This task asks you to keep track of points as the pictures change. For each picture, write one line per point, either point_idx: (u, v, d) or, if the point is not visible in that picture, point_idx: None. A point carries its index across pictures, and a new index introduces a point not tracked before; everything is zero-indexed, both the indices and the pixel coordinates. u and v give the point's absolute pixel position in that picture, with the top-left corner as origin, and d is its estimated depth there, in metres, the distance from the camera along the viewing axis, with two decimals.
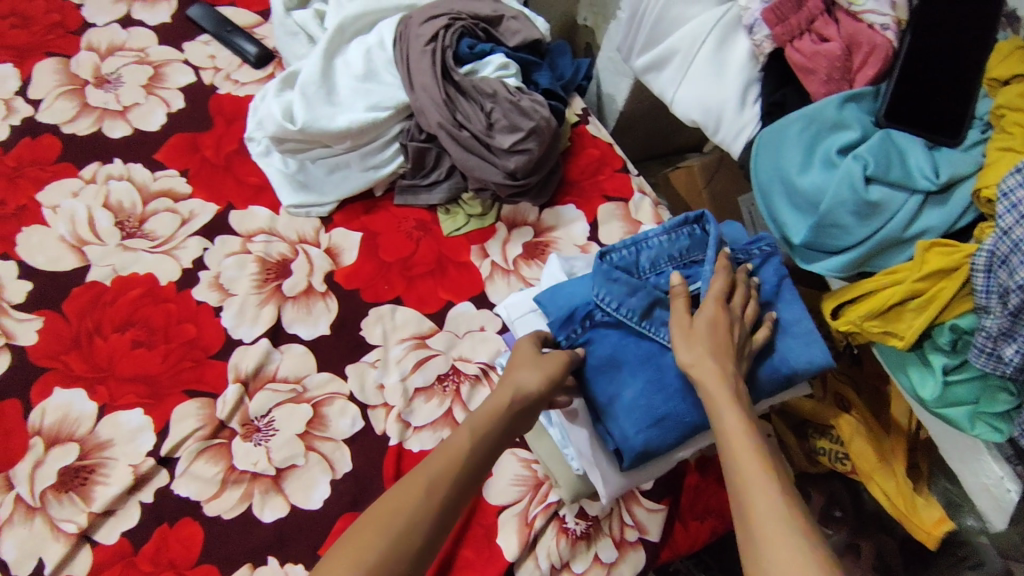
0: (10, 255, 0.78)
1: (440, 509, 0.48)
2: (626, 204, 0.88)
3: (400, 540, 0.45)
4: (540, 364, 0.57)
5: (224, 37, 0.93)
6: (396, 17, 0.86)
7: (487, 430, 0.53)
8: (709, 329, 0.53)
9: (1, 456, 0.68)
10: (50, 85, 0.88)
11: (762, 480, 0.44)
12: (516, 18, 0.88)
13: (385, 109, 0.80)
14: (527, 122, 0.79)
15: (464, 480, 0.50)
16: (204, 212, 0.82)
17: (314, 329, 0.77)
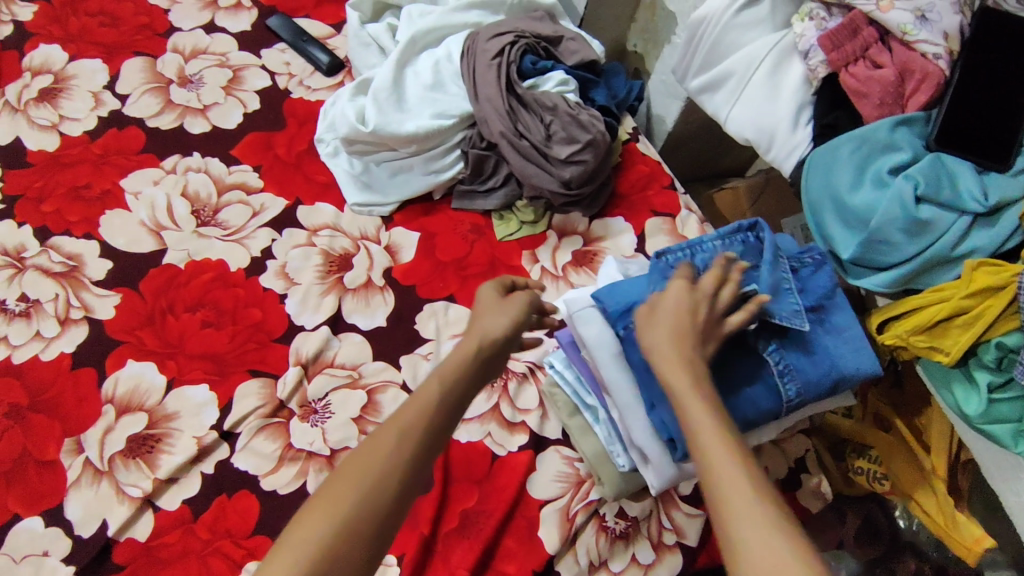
0: (93, 235, 0.83)
1: (416, 453, 0.49)
2: (674, 219, 0.91)
3: (377, 488, 0.46)
4: (504, 308, 0.60)
5: (300, 46, 0.98)
6: (465, 34, 0.91)
7: (457, 368, 0.54)
8: (670, 313, 0.52)
9: (74, 420, 0.72)
10: (137, 82, 0.94)
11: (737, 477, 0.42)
12: (576, 39, 0.93)
13: (450, 117, 0.85)
14: (584, 134, 0.82)
15: (439, 421, 0.51)
16: (274, 205, 0.86)
17: (372, 320, 0.81)
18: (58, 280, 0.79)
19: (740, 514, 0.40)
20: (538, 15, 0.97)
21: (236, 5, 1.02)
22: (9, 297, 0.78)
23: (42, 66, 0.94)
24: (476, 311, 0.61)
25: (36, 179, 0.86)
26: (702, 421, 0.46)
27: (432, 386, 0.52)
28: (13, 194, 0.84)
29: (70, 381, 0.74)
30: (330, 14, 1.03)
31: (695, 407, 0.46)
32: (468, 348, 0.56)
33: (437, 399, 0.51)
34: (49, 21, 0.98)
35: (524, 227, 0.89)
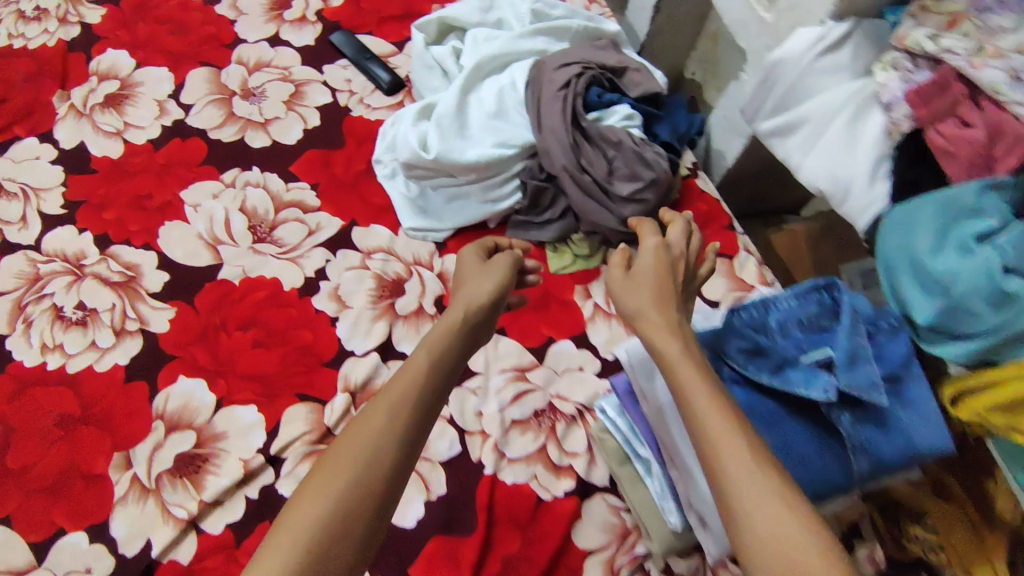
0: (152, 246, 0.83)
1: (406, 434, 0.48)
2: (731, 261, 0.89)
3: (366, 472, 0.44)
4: (488, 275, 0.63)
5: (362, 64, 0.98)
6: (531, 62, 0.89)
7: (440, 348, 0.55)
8: (650, 270, 0.57)
9: (125, 435, 0.72)
10: (201, 92, 0.94)
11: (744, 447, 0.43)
12: (642, 71, 0.90)
13: (512, 147, 0.83)
14: (648, 172, 0.81)
15: (427, 397, 0.51)
16: (330, 225, 0.86)
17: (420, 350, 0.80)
18: (115, 290, 0.80)
19: (735, 467, 0.42)
20: (603, 44, 0.95)
21: (301, 19, 1.02)
22: (67, 304, 0.79)
23: (109, 70, 0.95)
24: (462, 280, 0.65)
25: (100, 185, 0.86)
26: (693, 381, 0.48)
27: (419, 357, 0.53)
28: (76, 200, 0.85)
29: (123, 394, 0.74)
30: (393, 32, 1.02)
31: (687, 372, 0.49)
32: (448, 325, 0.57)
33: (422, 378, 0.51)
34: (117, 26, 0.99)
35: (576, 263, 0.87)
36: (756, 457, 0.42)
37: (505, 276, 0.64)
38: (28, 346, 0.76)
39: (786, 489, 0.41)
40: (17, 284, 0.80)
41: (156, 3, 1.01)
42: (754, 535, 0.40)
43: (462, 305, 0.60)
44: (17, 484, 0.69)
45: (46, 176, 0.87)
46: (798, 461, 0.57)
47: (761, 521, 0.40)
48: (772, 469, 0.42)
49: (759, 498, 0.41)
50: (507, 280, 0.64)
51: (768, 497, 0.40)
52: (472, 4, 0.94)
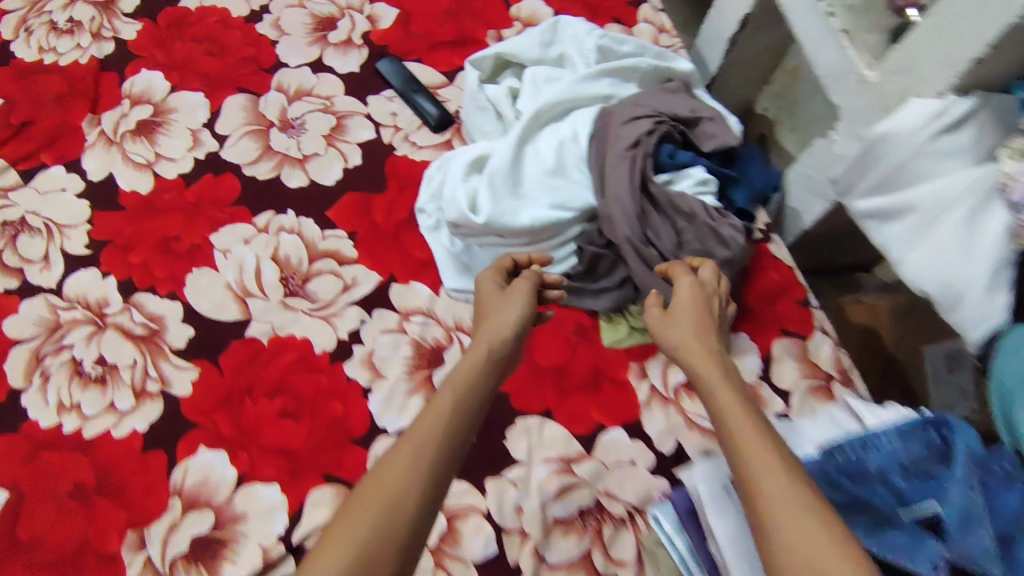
0: (178, 295, 0.78)
1: (435, 463, 0.51)
2: (806, 342, 0.79)
3: (398, 500, 0.48)
4: (512, 303, 0.68)
5: (409, 96, 0.90)
6: (596, 110, 0.80)
7: (464, 385, 0.59)
8: (688, 307, 0.64)
9: (140, 510, 0.68)
10: (237, 122, 0.88)
11: (767, 464, 0.46)
12: (718, 122, 0.80)
13: (571, 210, 0.75)
14: (723, 250, 0.71)
15: (454, 427, 0.55)
16: (367, 281, 0.79)
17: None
18: (137, 345, 0.75)
19: (774, 501, 0.44)
20: (674, 87, 0.84)
21: (346, 42, 0.94)
22: (87, 358, 0.74)
23: (142, 94, 0.89)
24: (486, 312, 0.68)
25: (126, 224, 0.81)
26: (735, 415, 0.51)
27: (446, 395, 0.57)
28: (102, 240, 0.80)
29: (140, 464, 0.70)
30: (443, 60, 0.93)
31: (726, 398, 0.53)
32: (477, 360, 0.62)
33: (447, 414, 0.55)
34: (152, 44, 0.93)
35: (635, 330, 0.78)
36: (783, 472, 0.46)
37: (526, 304, 0.68)
38: (44, 403, 0.72)
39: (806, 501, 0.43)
40: (36, 332, 0.75)
41: (195, 20, 0.95)
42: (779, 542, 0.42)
43: (489, 341, 0.64)
44: (24, 559, 0.65)
45: (71, 211, 0.82)
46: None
47: (792, 534, 0.42)
48: (801, 487, 0.45)
49: (797, 526, 0.42)
50: (530, 308, 0.68)
51: (804, 523, 0.42)
52: (532, 38, 0.85)
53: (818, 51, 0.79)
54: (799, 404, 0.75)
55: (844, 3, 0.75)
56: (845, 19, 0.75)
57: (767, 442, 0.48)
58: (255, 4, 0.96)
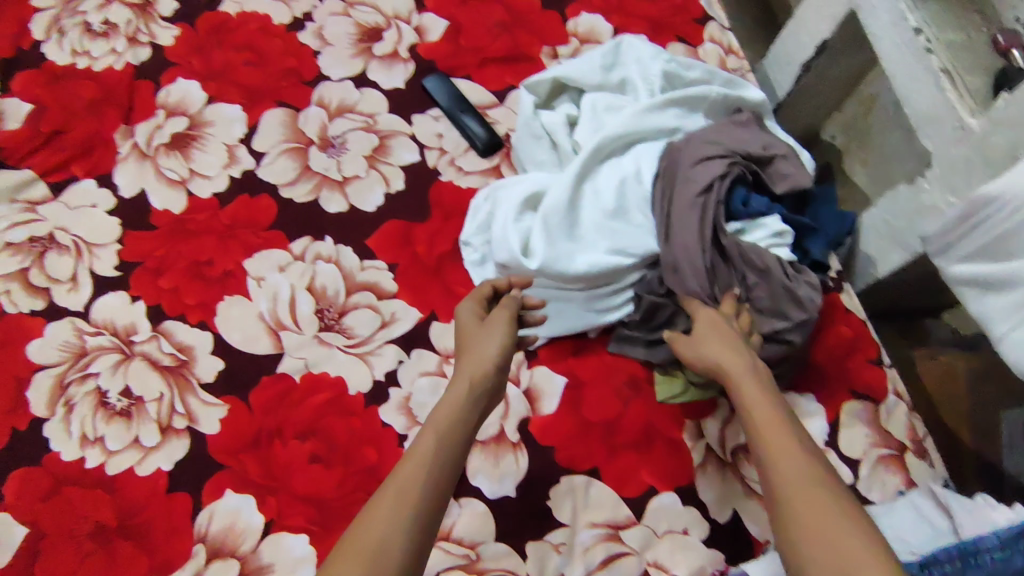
0: (208, 324, 0.74)
1: (416, 525, 0.46)
2: (878, 406, 0.73)
3: (378, 559, 0.44)
4: (488, 331, 0.63)
5: (457, 117, 0.85)
6: (662, 148, 0.75)
7: (447, 427, 0.54)
8: (709, 324, 0.62)
9: (162, 556, 0.64)
10: (275, 139, 0.84)
11: (794, 455, 0.49)
12: (793, 163, 0.74)
13: (630, 256, 0.70)
14: (799, 312, 0.66)
15: (436, 479, 0.50)
16: (406, 317, 0.75)
17: (498, 485, 0.69)
18: (164, 376, 0.71)
19: (791, 484, 0.47)
20: (744, 118, 0.77)
21: (391, 55, 0.89)
22: (113, 389, 0.70)
23: (177, 105, 0.85)
24: (466, 343, 0.63)
25: (157, 245, 0.77)
26: (762, 412, 0.53)
27: (427, 439, 0.52)
28: (132, 261, 0.77)
29: (163, 507, 0.66)
30: (494, 78, 0.88)
31: (752, 392, 0.55)
32: (459, 391, 0.56)
33: (428, 461, 0.50)
34: (189, 51, 0.89)
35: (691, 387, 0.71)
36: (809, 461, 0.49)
37: (508, 333, 0.63)
38: (67, 435, 0.68)
39: (826, 489, 0.46)
40: (61, 357, 0.72)
41: (235, 26, 0.90)
42: (796, 526, 0.45)
43: (469, 373, 0.58)
44: None
45: (101, 228, 0.78)
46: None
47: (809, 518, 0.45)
48: (823, 480, 0.47)
49: (814, 508, 0.45)
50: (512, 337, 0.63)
51: (840, 530, 0.43)
52: (592, 61, 0.79)
53: (910, 89, 0.72)
54: (868, 474, 0.70)
55: (943, 40, 0.69)
56: (944, 57, 0.68)
57: (804, 457, 0.49)
58: (298, 11, 0.92)
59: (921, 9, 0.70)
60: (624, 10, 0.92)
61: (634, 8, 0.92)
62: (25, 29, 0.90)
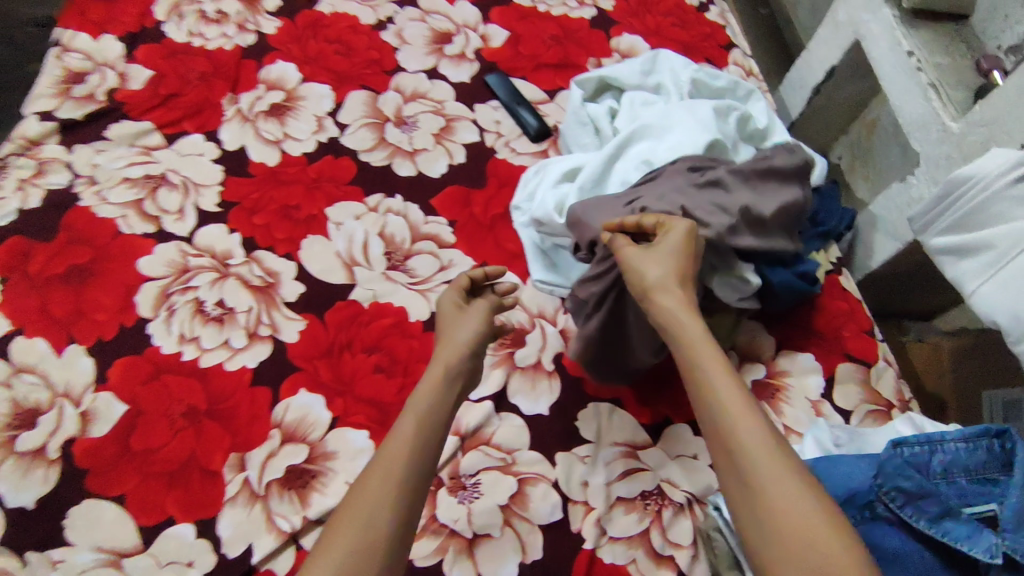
0: (293, 256, 0.86)
1: (399, 494, 0.56)
2: (869, 368, 0.85)
3: (369, 524, 0.53)
4: (464, 322, 0.73)
5: (513, 108, 0.99)
6: (705, 142, 0.83)
7: (425, 410, 0.64)
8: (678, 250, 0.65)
9: (243, 437, 0.75)
10: (358, 114, 0.98)
11: (754, 437, 0.52)
12: (784, 232, 0.79)
13: None
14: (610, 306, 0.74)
15: (418, 454, 0.59)
16: (462, 263, 0.87)
17: (536, 408, 0.79)
18: (254, 294, 0.83)
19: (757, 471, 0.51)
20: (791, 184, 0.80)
21: (460, 55, 1.05)
22: (209, 300, 0.82)
23: (277, 81, 1.00)
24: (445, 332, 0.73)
25: (253, 190, 0.90)
26: (723, 394, 0.55)
27: (407, 423, 0.62)
28: (231, 200, 0.89)
29: (248, 397, 0.77)
30: (546, 80, 1.03)
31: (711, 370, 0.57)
32: (434, 376, 0.67)
33: (411, 440, 0.60)
34: (289, 39, 1.04)
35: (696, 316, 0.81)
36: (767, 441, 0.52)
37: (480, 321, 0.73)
38: (168, 333, 0.80)
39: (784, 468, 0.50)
40: (166, 271, 0.83)
41: (328, 23, 1.06)
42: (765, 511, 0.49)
43: (444, 361, 0.69)
44: (136, 467, 0.72)
45: (205, 172, 0.91)
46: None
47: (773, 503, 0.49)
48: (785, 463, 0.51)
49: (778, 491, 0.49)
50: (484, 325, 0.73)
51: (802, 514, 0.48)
52: (633, 67, 0.94)
53: (902, 102, 0.87)
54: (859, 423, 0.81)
55: (932, 62, 0.85)
56: (932, 74, 0.84)
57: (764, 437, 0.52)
58: (382, 15, 1.08)
59: (913, 37, 0.87)
60: (660, 37, 1.09)
61: (669, 34, 1.09)
62: (149, 9, 1.04)
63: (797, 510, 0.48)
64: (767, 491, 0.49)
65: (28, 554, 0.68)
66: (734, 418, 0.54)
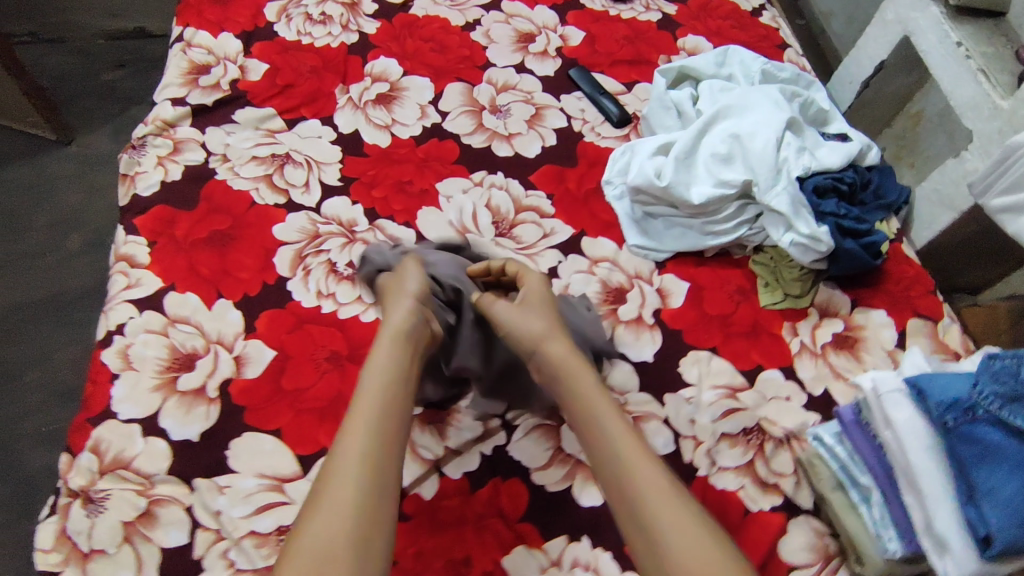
0: (411, 225, 0.95)
1: (363, 485, 0.55)
2: (935, 324, 0.93)
3: (346, 518, 0.53)
4: (399, 305, 0.71)
5: (596, 98, 1.09)
6: (782, 121, 0.93)
7: (382, 388, 0.62)
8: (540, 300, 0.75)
9: None
10: (456, 103, 1.08)
11: (646, 465, 0.59)
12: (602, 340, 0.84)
13: (732, 188, 0.90)
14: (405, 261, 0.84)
15: (380, 437, 0.59)
16: (563, 231, 0.96)
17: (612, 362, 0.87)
18: None
19: (654, 498, 0.57)
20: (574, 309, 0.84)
21: (544, 53, 1.15)
22: (341, 262, 0.90)
23: (381, 75, 1.09)
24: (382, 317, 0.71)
25: (369, 167, 0.99)
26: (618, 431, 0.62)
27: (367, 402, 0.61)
28: (351, 176, 0.98)
29: None
30: (623, 74, 1.14)
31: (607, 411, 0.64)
32: (396, 359, 0.66)
33: (372, 421, 0.59)
34: (389, 38, 1.14)
35: (778, 260, 0.94)
36: (657, 469, 0.59)
37: (415, 304, 0.72)
38: (306, 289, 0.88)
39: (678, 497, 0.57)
40: (300, 237, 0.92)
41: (422, 24, 1.16)
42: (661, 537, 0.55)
43: (395, 338, 0.67)
44: (289, 404, 0.80)
45: (325, 152, 1.00)
46: (1009, 509, 0.59)
47: (673, 532, 0.54)
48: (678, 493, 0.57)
49: (675, 520, 0.55)
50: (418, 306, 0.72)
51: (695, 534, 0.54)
52: (708, 59, 1.05)
53: (954, 87, 0.98)
54: None
55: (979, 51, 0.96)
56: (980, 61, 0.95)
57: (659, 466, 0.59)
58: (470, 18, 1.18)
59: (960, 30, 0.98)
60: (721, 37, 1.20)
61: (729, 35, 1.20)
62: (260, 11, 1.15)
63: (695, 533, 0.54)
64: (656, 512, 0.56)
65: (197, 480, 0.75)
66: (627, 451, 0.60)
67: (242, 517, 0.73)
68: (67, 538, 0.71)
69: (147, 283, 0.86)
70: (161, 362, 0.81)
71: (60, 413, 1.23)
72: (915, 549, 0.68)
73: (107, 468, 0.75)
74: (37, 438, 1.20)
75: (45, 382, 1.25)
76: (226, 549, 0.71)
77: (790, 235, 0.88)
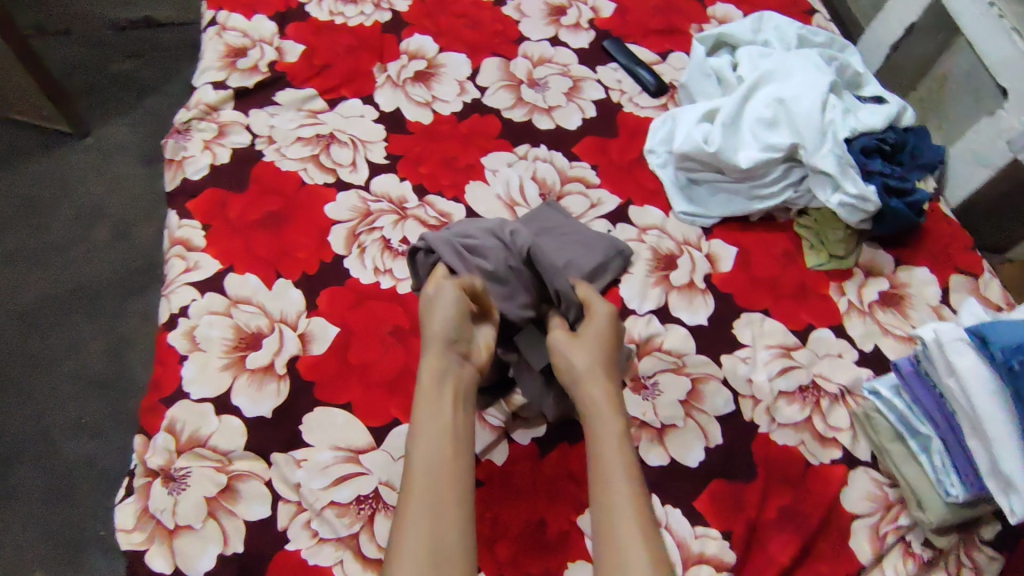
0: (460, 200, 0.96)
1: (433, 511, 0.60)
2: (977, 279, 0.95)
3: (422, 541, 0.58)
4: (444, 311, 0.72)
5: (632, 68, 1.10)
6: (824, 84, 0.94)
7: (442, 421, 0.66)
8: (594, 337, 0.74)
9: None
10: (494, 77, 1.08)
11: (639, 537, 0.60)
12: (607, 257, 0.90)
13: (779, 151, 0.92)
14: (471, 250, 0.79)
15: (443, 470, 0.63)
16: (610, 201, 0.97)
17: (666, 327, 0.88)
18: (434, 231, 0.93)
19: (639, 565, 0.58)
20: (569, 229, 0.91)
21: (576, 25, 1.15)
22: (395, 238, 0.91)
23: (417, 52, 1.09)
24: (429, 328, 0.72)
25: (414, 144, 1.00)
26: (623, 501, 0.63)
27: (428, 436, 0.65)
28: (396, 154, 0.99)
29: None
30: (657, 44, 1.14)
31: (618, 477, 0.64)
32: (446, 380, 0.69)
33: (441, 451, 0.64)
34: (422, 15, 1.14)
35: (822, 222, 0.95)
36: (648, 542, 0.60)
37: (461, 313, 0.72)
38: (363, 266, 0.89)
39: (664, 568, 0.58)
40: (352, 215, 0.93)
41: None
42: None
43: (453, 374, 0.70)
44: (357, 378, 0.81)
45: (369, 131, 1.00)
46: None
47: None
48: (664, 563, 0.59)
49: None
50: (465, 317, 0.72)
51: None
52: (745, 25, 1.06)
53: (989, 46, 0.99)
54: None
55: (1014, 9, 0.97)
56: (1014, 19, 0.96)
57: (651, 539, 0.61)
58: None
59: None
60: (750, 5, 1.21)
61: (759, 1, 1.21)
62: None
63: None
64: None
65: (275, 454, 0.77)
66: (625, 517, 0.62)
67: (322, 488, 0.75)
68: (151, 516, 0.73)
69: (206, 266, 0.87)
70: (227, 342, 0.83)
71: (95, 404, 1.19)
72: (977, 491, 0.71)
73: (184, 447, 0.76)
74: (75, 430, 1.17)
75: (74, 374, 1.22)
76: (309, 520, 0.73)
77: (838, 196, 0.90)
